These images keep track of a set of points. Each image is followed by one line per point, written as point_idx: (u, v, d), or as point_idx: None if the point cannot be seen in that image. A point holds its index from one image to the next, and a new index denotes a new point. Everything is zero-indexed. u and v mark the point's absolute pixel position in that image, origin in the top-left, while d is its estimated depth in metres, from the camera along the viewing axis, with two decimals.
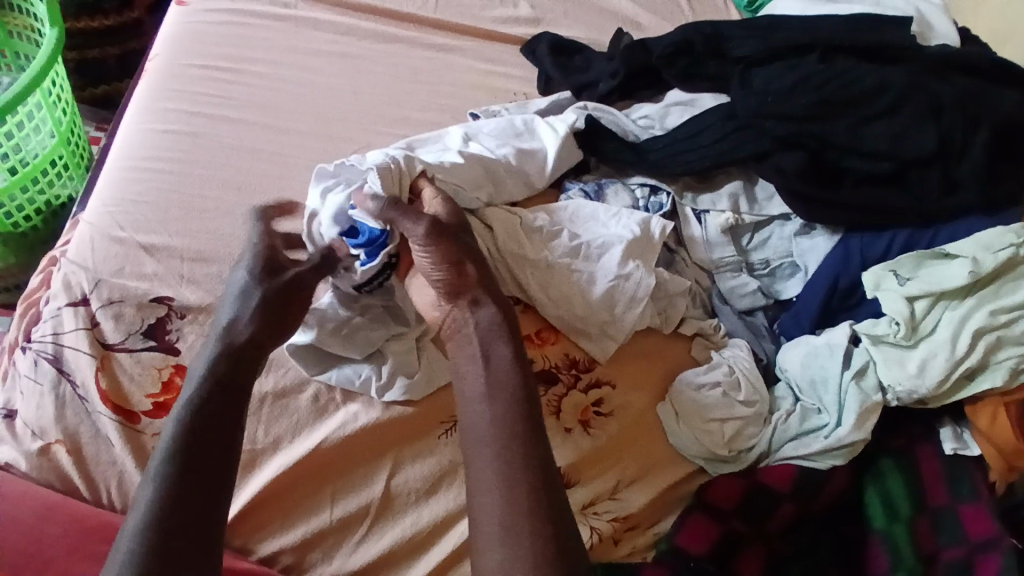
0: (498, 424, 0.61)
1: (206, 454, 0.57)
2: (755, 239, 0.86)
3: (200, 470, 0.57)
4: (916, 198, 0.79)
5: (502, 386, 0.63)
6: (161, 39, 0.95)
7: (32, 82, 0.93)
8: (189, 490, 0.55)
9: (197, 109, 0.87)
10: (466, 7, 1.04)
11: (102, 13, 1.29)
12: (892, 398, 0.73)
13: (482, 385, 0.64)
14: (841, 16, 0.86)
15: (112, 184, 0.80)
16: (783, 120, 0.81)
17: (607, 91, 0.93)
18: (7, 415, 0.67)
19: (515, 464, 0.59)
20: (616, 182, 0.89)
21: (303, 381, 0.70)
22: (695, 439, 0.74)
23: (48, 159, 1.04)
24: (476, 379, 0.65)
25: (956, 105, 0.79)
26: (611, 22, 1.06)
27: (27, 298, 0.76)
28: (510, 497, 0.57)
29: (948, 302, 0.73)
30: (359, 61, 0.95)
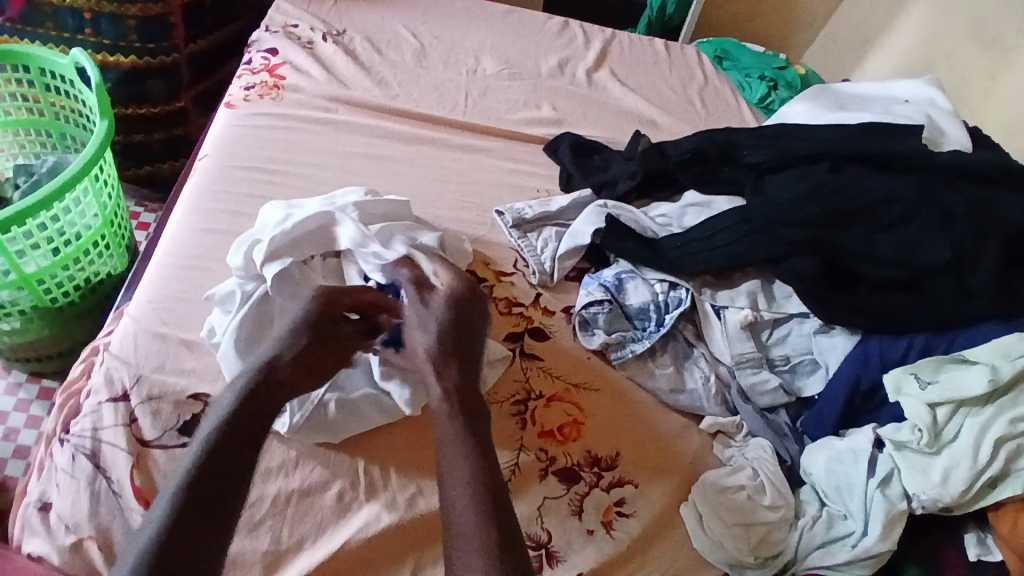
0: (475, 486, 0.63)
1: (217, 486, 0.61)
2: (774, 335, 0.88)
3: (200, 519, 0.59)
4: (930, 304, 0.81)
5: (456, 466, 0.65)
6: (210, 140, 1.02)
7: (82, 171, 0.95)
8: (195, 490, 0.60)
9: (241, 209, 0.93)
10: (493, 111, 1.15)
11: (150, 102, 1.35)
12: (918, 507, 0.70)
13: (448, 477, 0.65)
14: (846, 131, 0.94)
15: (157, 281, 0.84)
16: (795, 226, 0.85)
17: (625, 190, 1.01)
18: (42, 507, 0.69)
19: (473, 529, 0.61)
20: (635, 276, 0.91)
21: (329, 479, 0.71)
22: (719, 543, 0.73)
23: (91, 240, 1.06)
24: (443, 474, 0.65)
25: (968, 215, 0.83)
26: (628, 124, 1.18)
27: (67, 387, 0.80)
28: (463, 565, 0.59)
29: (969, 409, 0.72)
30: (396, 163, 1.03)
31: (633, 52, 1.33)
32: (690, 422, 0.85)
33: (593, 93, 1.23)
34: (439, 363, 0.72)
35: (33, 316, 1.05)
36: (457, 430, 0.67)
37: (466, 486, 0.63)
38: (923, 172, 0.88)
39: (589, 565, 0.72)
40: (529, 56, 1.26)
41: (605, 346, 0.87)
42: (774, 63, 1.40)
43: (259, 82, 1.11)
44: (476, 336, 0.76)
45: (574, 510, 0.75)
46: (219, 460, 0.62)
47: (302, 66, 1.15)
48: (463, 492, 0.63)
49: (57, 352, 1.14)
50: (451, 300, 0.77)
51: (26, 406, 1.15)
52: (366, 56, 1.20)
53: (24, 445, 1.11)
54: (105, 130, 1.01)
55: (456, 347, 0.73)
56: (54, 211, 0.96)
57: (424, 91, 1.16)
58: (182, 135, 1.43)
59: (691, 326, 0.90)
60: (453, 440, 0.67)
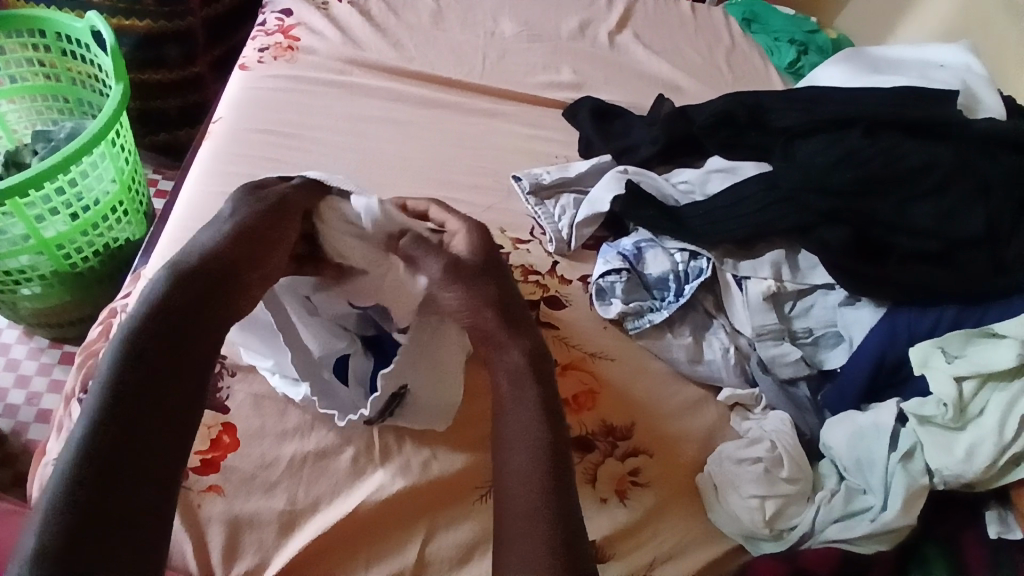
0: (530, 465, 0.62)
1: (161, 417, 0.54)
2: (798, 306, 0.86)
3: (150, 451, 0.52)
4: (964, 276, 0.78)
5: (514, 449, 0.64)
6: (225, 103, 1.01)
7: (97, 135, 0.94)
8: (129, 414, 0.52)
9: (258, 172, 0.92)
10: (511, 74, 1.12)
11: (166, 67, 1.33)
12: (939, 483, 0.69)
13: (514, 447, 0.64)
14: (881, 94, 0.90)
15: (174, 243, 0.84)
16: (825, 194, 0.83)
17: (648, 156, 0.99)
18: None
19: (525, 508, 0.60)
20: (655, 246, 0.89)
21: (343, 442, 0.71)
22: (735, 515, 0.72)
23: (109, 206, 1.06)
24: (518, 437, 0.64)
25: (1003, 185, 0.80)
26: (650, 88, 1.15)
27: (85, 348, 0.80)
28: (515, 543, 0.58)
29: (996, 383, 0.70)
30: (410, 127, 1.01)
31: (657, 14, 1.28)
32: (707, 393, 0.83)
33: (615, 56, 1.19)
34: (485, 335, 0.69)
35: (53, 281, 1.06)
36: (518, 428, 0.64)
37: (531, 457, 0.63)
38: (960, 140, 0.84)
39: (602, 533, 0.71)
40: (550, 17, 1.22)
41: (623, 316, 0.85)
42: (805, 26, 1.34)
43: (274, 44, 1.09)
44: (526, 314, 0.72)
45: (587, 478, 0.75)
46: (170, 388, 0.55)
47: (317, 28, 1.13)
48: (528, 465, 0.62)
49: (77, 318, 1.16)
50: (476, 249, 0.72)
51: (49, 370, 1.17)
52: (382, 18, 1.17)
53: (46, 409, 1.13)
54: (121, 93, 1.00)
55: (513, 323, 0.69)
56: (72, 175, 0.96)
57: (441, 53, 1.13)
58: (198, 101, 1.42)
59: (712, 297, 0.88)
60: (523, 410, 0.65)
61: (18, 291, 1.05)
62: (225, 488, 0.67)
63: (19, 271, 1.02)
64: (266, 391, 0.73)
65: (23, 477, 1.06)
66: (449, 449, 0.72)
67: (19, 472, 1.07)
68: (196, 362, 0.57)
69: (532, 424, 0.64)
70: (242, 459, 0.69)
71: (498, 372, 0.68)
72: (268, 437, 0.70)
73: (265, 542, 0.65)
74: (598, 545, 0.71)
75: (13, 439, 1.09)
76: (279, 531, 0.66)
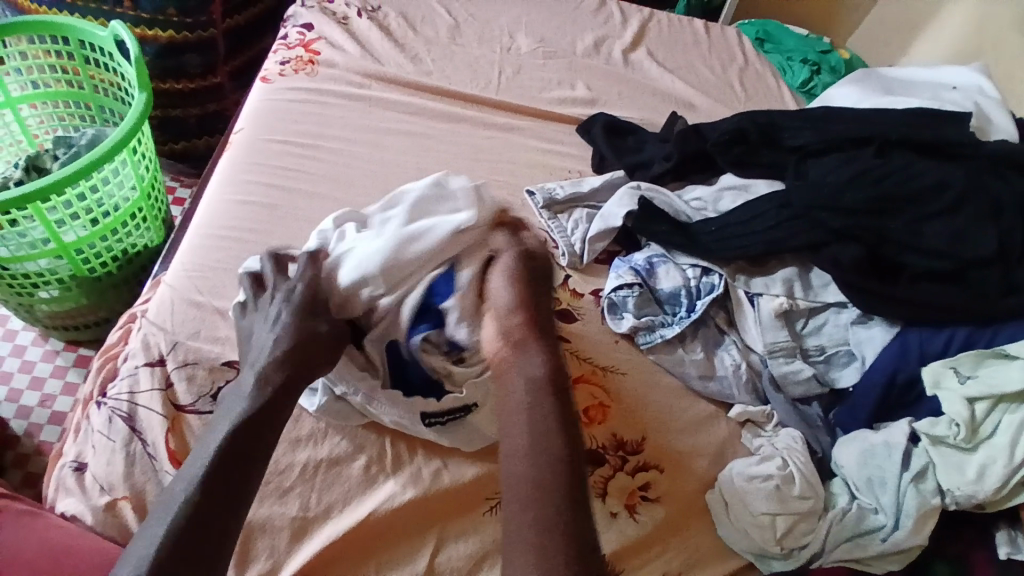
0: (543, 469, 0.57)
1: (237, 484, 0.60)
2: (809, 324, 0.86)
3: (223, 516, 0.58)
4: (977, 297, 0.78)
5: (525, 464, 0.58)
6: (245, 114, 1.03)
7: (120, 142, 0.96)
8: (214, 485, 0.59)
9: (276, 182, 0.94)
10: (526, 89, 1.14)
11: (187, 77, 1.36)
12: (951, 504, 0.69)
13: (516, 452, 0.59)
14: (894, 114, 0.91)
15: (193, 250, 0.85)
16: (838, 212, 0.83)
17: (661, 172, 0.99)
18: (77, 467, 0.71)
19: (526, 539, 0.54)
20: (667, 261, 0.90)
21: (356, 450, 0.71)
22: (745, 532, 0.72)
23: (128, 211, 1.08)
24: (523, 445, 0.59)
25: (1017, 207, 0.80)
26: (663, 105, 1.16)
27: (104, 352, 0.82)
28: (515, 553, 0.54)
29: (1008, 405, 0.69)
30: (426, 140, 1.03)
31: (671, 32, 1.30)
32: (718, 410, 0.83)
33: (629, 73, 1.20)
34: (512, 346, 0.65)
35: (71, 284, 1.08)
36: (518, 447, 0.59)
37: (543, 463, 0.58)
38: (973, 161, 0.85)
39: (612, 548, 0.71)
40: (565, 35, 1.24)
41: (634, 330, 0.85)
42: (817, 47, 1.36)
43: (294, 56, 1.11)
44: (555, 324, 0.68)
45: (597, 492, 0.75)
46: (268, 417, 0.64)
47: (337, 41, 1.15)
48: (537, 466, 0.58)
49: (93, 322, 1.17)
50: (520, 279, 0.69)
51: (64, 372, 1.18)
52: (400, 33, 1.19)
53: (60, 410, 1.14)
54: (144, 102, 1.02)
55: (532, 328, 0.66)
56: (93, 181, 0.98)
57: (458, 68, 1.15)
58: (216, 110, 1.44)
59: (723, 314, 0.89)
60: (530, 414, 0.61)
61: (37, 293, 1.07)
62: None
63: (39, 274, 1.03)
64: None
65: (35, 479, 1.07)
66: (460, 460, 0.72)
67: (31, 473, 1.08)
68: (266, 431, 0.64)
69: (541, 444, 0.59)
70: None
71: (514, 382, 0.63)
72: (281, 443, 0.71)
73: (277, 548, 0.65)
74: (607, 560, 0.71)
75: (26, 440, 1.10)
76: (290, 537, 0.66)
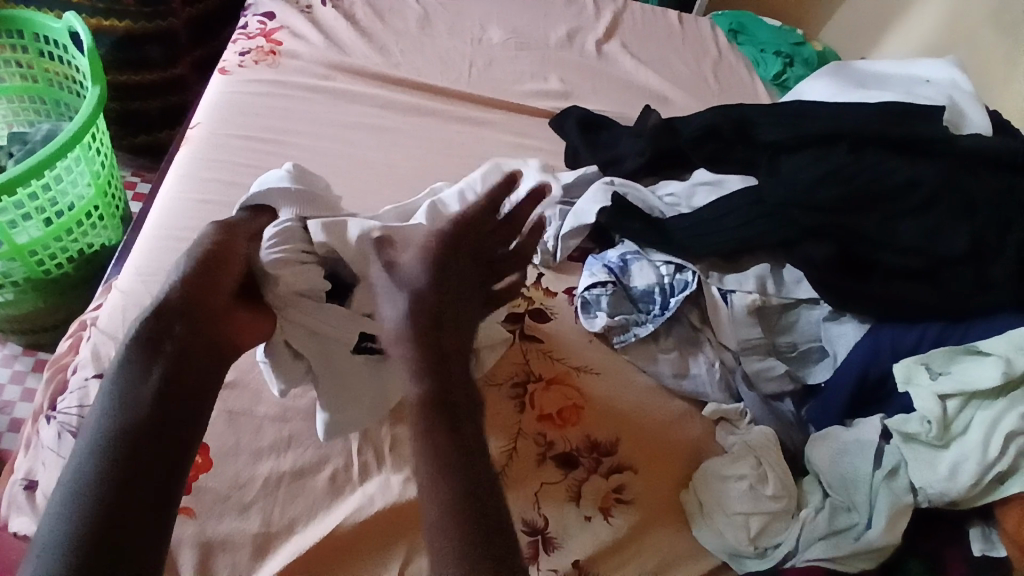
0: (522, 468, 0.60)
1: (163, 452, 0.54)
2: (782, 321, 0.86)
3: (146, 503, 0.51)
4: (947, 294, 0.79)
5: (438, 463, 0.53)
6: (203, 108, 0.98)
7: (72, 138, 0.91)
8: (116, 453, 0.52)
9: (237, 180, 0.90)
10: (498, 82, 1.11)
11: (146, 68, 1.30)
12: (923, 501, 0.69)
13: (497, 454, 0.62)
14: (867, 109, 0.90)
15: (149, 253, 0.81)
16: (811, 209, 0.83)
17: (635, 168, 0.98)
18: (29, 484, 0.67)
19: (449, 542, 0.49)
20: (640, 258, 0.88)
21: (322, 459, 0.69)
22: (719, 532, 0.72)
23: (84, 210, 1.03)
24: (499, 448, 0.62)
25: (988, 203, 0.81)
26: (638, 99, 1.14)
27: (55, 361, 0.78)
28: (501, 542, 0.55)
29: (980, 401, 0.70)
30: (396, 134, 1.00)
31: (645, 24, 1.28)
32: (692, 408, 0.83)
33: (603, 65, 1.18)
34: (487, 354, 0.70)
35: (26, 287, 1.03)
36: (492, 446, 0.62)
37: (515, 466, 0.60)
38: (945, 157, 0.85)
39: (587, 552, 0.70)
40: (538, 26, 1.22)
41: (608, 329, 0.84)
42: (791, 39, 1.35)
43: (255, 48, 1.07)
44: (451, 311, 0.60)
45: (572, 495, 0.73)
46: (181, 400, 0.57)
47: (301, 32, 1.11)
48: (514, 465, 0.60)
49: (50, 325, 1.12)
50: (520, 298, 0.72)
51: (21, 377, 1.14)
52: (368, 23, 1.15)
53: (18, 417, 1.10)
54: (98, 97, 0.97)
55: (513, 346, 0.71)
56: (46, 180, 0.93)
57: (428, 59, 1.11)
58: (178, 103, 1.39)
59: (697, 311, 0.87)
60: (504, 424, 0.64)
61: None
62: (197, 510, 0.65)
63: None
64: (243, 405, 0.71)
65: None
66: None
67: None
68: (186, 415, 0.58)
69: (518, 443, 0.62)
70: (216, 478, 0.67)
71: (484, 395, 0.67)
72: (244, 455, 0.68)
73: (239, 565, 0.63)
74: (581, 565, 0.70)
75: None
76: (254, 553, 0.64)
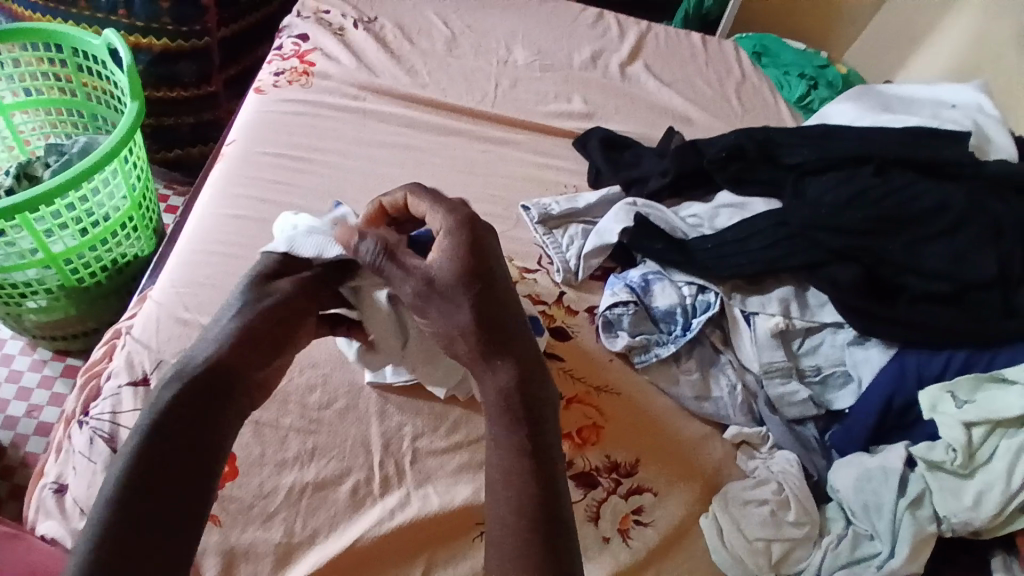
0: (516, 486, 0.57)
1: (172, 493, 0.54)
2: (806, 344, 0.85)
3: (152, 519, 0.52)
4: (976, 321, 0.78)
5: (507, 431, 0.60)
6: (238, 126, 1.02)
7: (110, 152, 0.94)
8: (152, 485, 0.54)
9: (267, 196, 0.92)
10: (522, 102, 1.13)
11: (181, 85, 1.34)
12: (947, 530, 0.68)
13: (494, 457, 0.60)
14: (890, 135, 0.91)
15: (182, 266, 0.84)
16: (836, 233, 0.83)
17: (657, 188, 0.98)
18: (58, 489, 0.69)
19: (506, 534, 0.55)
20: (662, 277, 0.88)
21: (345, 471, 0.70)
22: (738, 558, 0.71)
23: (118, 221, 1.07)
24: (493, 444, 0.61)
25: (1018, 230, 0.80)
26: (661, 119, 1.15)
27: (89, 368, 0.80)
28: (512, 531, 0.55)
29: (1005, 431, 0.69)
30: (421, 153, 1.02)
31: (668, 46, 1.30)
32: (713, 430, 0.82)
33: (626, 86, 1.20)
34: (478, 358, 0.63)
35: (59, 295, 1.06)
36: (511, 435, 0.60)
37: (509, 465, 0.58)
38: (973, 182, 0.84)
39: (605, 574, 0.70)
40: (562, 47, 1.24)
41: (629, 349, 0.84)
42: (815, 61, 1.36)
43: (288, 67, 1.10)
44: (526, 337, 0.64)
45: (590, 515, 0.73)
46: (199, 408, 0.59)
47: (332, 52, 1.14)
48: (513, 461, 0.59)
49: (82, 332, 1.15)
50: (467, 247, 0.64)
51: (51, 383, 1.17)
52: (396, 44, 1.18)
53: (47, 422, 1.12)
54: (136, 112, 1.00)
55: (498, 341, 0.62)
56: (84, 191, 0.96)
57: (453, 79, 1.14)
58: (211, 119, 1.43)
59: (719, 332, 0.87)
60: (507, 431, 0.60)
61: (25, 304, 1.05)
62: (222, 519, 0.66)
63: (26, 284, 1.02)
64: (266, 416, 0.72)
65: (18, 493, 1.05)
66: (449, 483, 0.71)
67: (16, 486, 1.06)
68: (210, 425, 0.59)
69: (516, 461, 0.58)
70: (240, 488, 0.68)
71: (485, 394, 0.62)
72: (267, 466, 0.69)
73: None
74: None
75: (12, 452, 1.08)
76: (275, 564, 0.65)
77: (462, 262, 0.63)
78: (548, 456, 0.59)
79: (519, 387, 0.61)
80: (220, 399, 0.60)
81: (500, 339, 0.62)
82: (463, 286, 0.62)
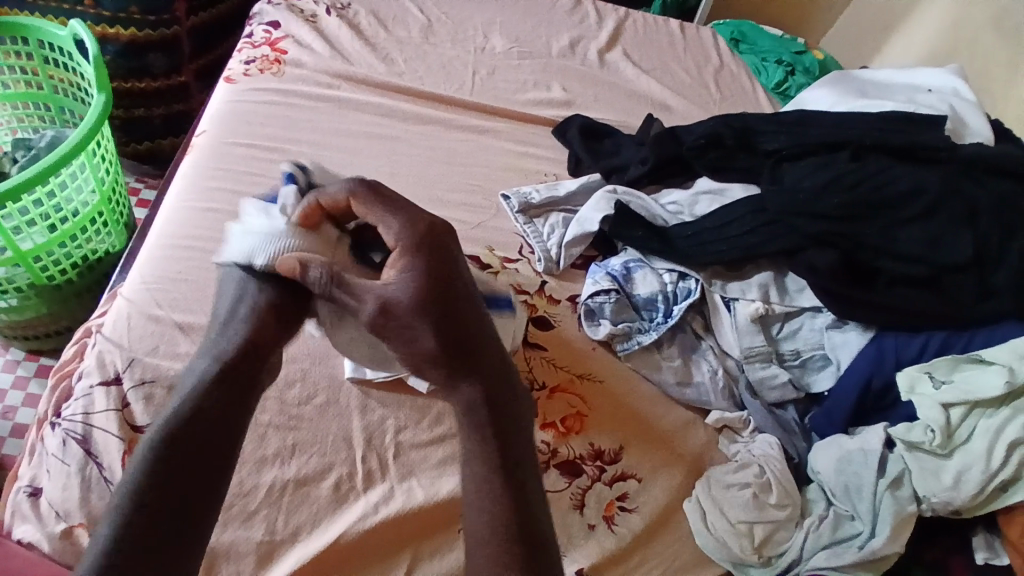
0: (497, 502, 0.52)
1: (190, 493, 0.51)
2: (785, 329, 0.85)
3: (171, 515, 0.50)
4: (951, 303, 0.79)
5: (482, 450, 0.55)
6: (208, 116, 0.99)
7: (77, 145, 0.91)
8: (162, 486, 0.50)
9: (239, 188, 0.90)
10: (501, 91, 1.12)
11: (151, 76, 1.31)
12: (927, 509, 0.69)
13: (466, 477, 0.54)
14: (866, 120, 0.91)
15: (152, 261, 0.82)
16: (814, 218, 0.83)
17: (637, 176, 0.98)
18: (32, 492, 0.67)
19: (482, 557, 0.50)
20: (644, 266, 0.88)
21: (327, 468, 0.69)
22: (722, 542, 0.72)
23: (88, 217, 1.04)
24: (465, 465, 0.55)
25: (991, 212, 0.81)
26: (640, 107, 1.15)
27: (59, 369, 0.78)
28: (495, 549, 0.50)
29: (984, 411, 0.70)
30: (398, 143, 1.00)
31: (647, 33, 1.29)
32: (696, 416, 0.83)
33: (604, 73, 1.19)
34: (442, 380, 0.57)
35: (29, 293, 1.03)
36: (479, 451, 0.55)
37: (483, 491, 0.53)
38: (948, 166, 0.85)
39: (589, 561, 0.70)
40: (540, 35, 1.22)
41: (611, 337, 0.84)
42: (791, 48, 1.37)
43: (260, 56, 1.08)
44: (486, 340, 0.58)
45: (575, 504, 0.73)
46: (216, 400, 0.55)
47: (305, 41, 1.12)
48: (486, 490, 0.53)
49: (54, 331, 1.12)
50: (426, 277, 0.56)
51: (24, 384, 1.13)
52: (371, 32, 1.16)
53: (21, 424, 1.09)
54: (103, 104, 0.97)
55: (464, 357, 0.56)
56: (51, 186, 0.93)
57: (430, 68, 1.12)
58: (182, 111, 1.39)
59: (700, 319, 0.88)
60: (477, 448, 0.55)
61: None
62: None
63: None
64: None
65: None
66: (433, 476, 0.71)
67: None
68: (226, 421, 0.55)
69: (487, 476, 0.54)
70: None
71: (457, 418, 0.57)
72: (246, 464, 0.68)
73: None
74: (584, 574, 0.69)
75: None
76: (258, 563, 0.64)
77: (428, 286, 0.55)
78: (525, 479, 0.55)
79: (487, 404, 0.56)
80: (240, 387, 0.57)
81: (466, 350, 0.56)
82: (427, 307, 0.55)
